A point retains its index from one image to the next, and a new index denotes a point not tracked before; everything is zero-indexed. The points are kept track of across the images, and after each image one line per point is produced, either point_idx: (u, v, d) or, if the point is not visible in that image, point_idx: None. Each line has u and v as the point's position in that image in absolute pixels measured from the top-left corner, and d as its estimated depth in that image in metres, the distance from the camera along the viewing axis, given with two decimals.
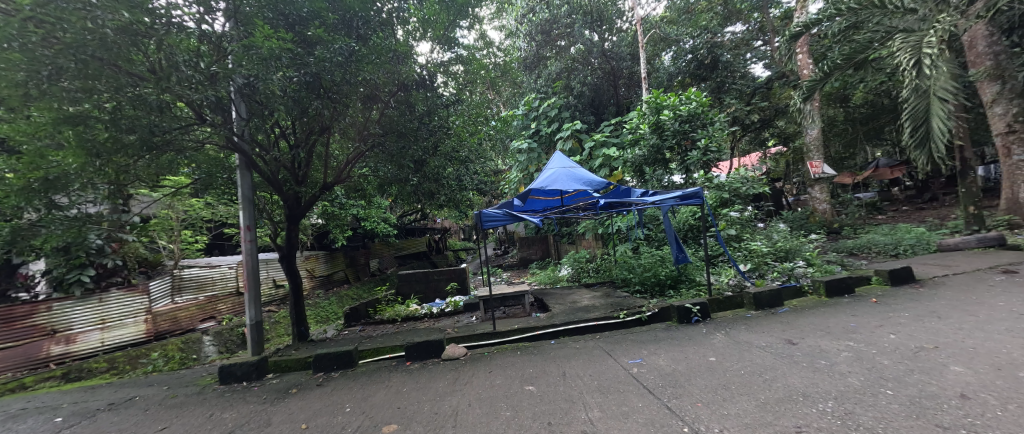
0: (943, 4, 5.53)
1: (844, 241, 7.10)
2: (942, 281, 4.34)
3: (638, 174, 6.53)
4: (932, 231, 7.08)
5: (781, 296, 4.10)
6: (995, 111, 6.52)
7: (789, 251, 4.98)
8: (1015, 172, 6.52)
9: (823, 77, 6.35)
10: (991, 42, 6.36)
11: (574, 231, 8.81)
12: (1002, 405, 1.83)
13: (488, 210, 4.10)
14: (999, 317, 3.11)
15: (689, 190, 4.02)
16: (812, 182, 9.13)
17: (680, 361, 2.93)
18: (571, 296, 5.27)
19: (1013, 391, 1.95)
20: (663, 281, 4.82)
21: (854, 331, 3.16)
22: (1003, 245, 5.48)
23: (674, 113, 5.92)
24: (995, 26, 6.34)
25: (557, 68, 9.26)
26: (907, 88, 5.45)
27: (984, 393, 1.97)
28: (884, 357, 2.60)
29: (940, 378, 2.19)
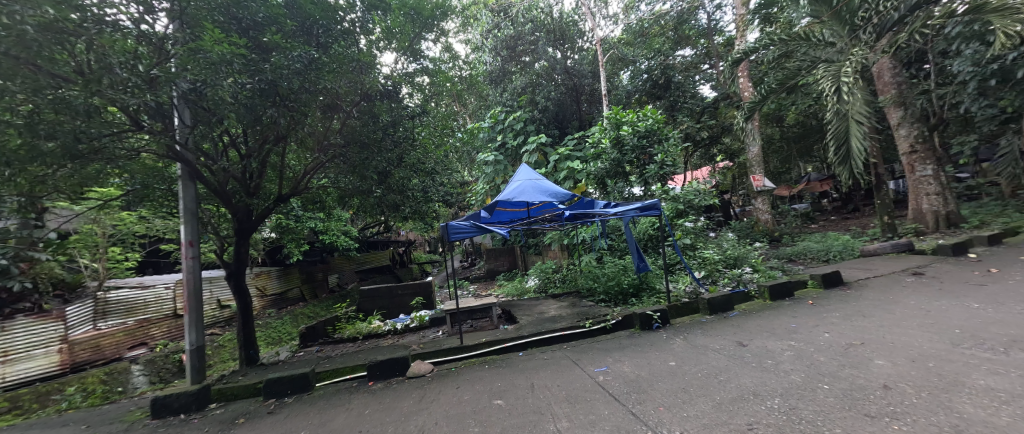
0: (856, 40, 6.38)
1: (783, 248, 7.75)
2: (864, 283, 4.86)
3: (600, 186, 6.79)
4: (855, 238, 7.92)
5: (732, 300, 4.37)
6: (901, 132, 7.45)
7: (738, 258, 5.35)
8: (919, 186, 7.44)
9: (761, 99, 7.07)
10: (894, 74, 7.35)
11: (540, 242, 8.94)
12: (917, 393, 2.07)
13: (455, 222, 4.03)
14: (911, 314, 3.53)
15: (647, 202, 4.18)
16: (755, 194, 9.92)
17: (643, 367, 3.03)
18: (538, 307, 5.29)
19: (925, 380, 2.22)
20: (625, 290, 4.97)
21: (794, 331, 3.44)
22: (912, 251, 6.24)
23: (632, 129, 6.23)
24: (897, 60, 7.37)
25: (521, 83, 9.50)
26: (831, 112, 6.13)
27: (902, 382, 2.23)
28: (820, 354, 2.86)
29: (867, 371, 2.45)
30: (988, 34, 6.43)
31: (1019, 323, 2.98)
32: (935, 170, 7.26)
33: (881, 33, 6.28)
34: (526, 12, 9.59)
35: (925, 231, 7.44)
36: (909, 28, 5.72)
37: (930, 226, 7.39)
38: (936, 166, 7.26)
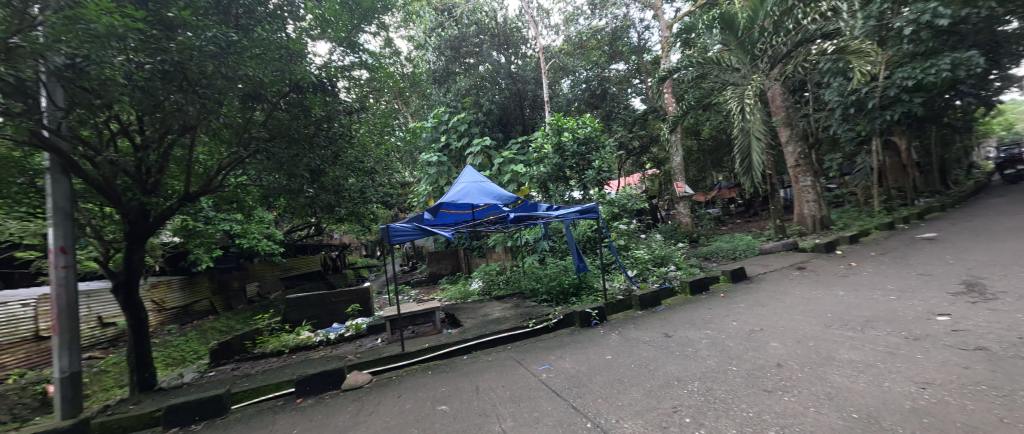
0: (755, 68, 7.23)
1: (701, 248, 8.68)
2: (763, 277, 5.64)
3: (542, 189, 6.99)
4: (755, 238, 9.15)
5: (660, 296, 4.79)
6: (789, 149, 8.76)
7: (664, 257, 5.86)
8: (802, 194, 8.81)
9: (682, 114, 7.89)
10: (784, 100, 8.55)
11: (483, 244, 8.93)
12: (802, 368, 2.46)
13: (397, 224, 3.84)
14: (797, 302, 4.18)
15: (586, 205, 4.50)
16: (678, 200, 11.00)
17: (583, 362, 3.19)
18: (481, 309, 5.28)
19: (807, 357, 2.65)
20: (566, 290, 5.17)
21: (710, 321, 3.88)
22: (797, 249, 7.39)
23: (572, 136, 6.53)
24: (785, 87, 8.67)
25: (465, 84, 9.48)
26: (737, 129, 7.03)
27: (791, 360, 2.63)
28: (730, 340, 3.26)
29: (765, 352, 2.85)
30: (848, 72, 7.89)
31: (870, 306, 3.70)
32: (812, 181, 8.67)
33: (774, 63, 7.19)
34: (470, 14, 9.59)
35: (806, 232, 8.85)
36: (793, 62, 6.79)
37: (810, 228, 8.78)
38: (812, 178, 8.68)
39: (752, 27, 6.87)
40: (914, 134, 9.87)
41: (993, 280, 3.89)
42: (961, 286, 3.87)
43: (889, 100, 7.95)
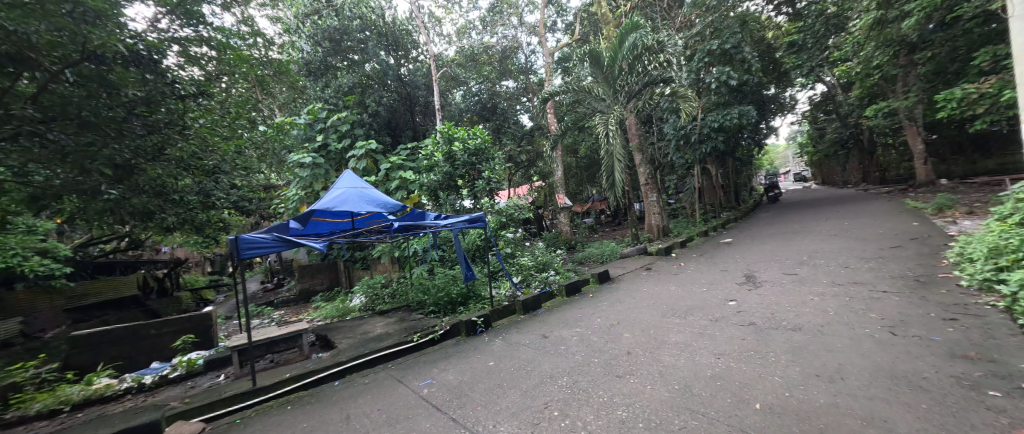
0: (619, 100, 8.46)
1: (577, 254, 9.66)
2: (623, 277, 6.57)
3: (433, 198, 6.86)
4: (618, 244, 10.61)
5: (540, 300, 5.15)
6: (642, 170, 10.17)
7: (546, 263, 6.33)
8: (651, 207, 10.08)
9: (562, 133, 8.81)
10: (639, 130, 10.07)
11: (367, 255, 8.30)
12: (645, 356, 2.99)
13: (249, 235, 3.26)
14: (645, 297, 5.00)
15: (475, 215, 4.56)
16: (559, 210, 12.10)
17: (465, 372, 3.21)
18: (361, 327, 4.87)
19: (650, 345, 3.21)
20: (454, 299, 5.13)
21: (580, 319, 4.35)
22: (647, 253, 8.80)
23: (461, 145, 6.59)
24: (640, 118, 10.38)
25: (348, 81, 8.75)
26: (604, 151, 8.17)
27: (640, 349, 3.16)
28: (595, 335, 3.72)
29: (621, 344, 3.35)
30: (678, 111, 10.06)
31: (692, 296, 4.67)
32: (657, 198, 10.06)
33: (632, 97, 8.51)
34: (354, 6, 8.93)
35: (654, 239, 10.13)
36: (644, 100, 8.19)
37: (656, 236, 10.08)
38: (656, 196, 10.09)
39: (614, 65, 8.05)
40: (721, 162, 12.94)
41: (763, 272, 5.34)
42: (746, 277, 5.20)
43: (703, 136, 10.45)
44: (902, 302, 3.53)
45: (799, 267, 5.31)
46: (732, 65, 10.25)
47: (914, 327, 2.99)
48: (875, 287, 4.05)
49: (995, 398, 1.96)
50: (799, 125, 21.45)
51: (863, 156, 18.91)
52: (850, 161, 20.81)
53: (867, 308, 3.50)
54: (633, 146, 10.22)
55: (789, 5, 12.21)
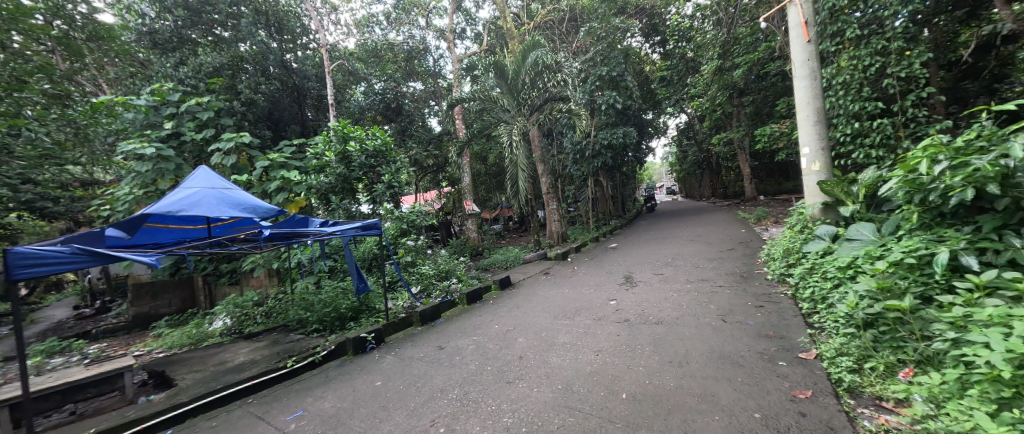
0: (523, 112, 8.83)
1: (483, 260, 9.72)
2: (523, 282, 6.79)
3: (323, 201, 6.23)
4: (522, 250, 10.94)
5: (439, 309, 5.04)
6: (544, 180, 10.76)
7: (448, 271, 6.22)
8: (551, 215, 10.74)
9: (467, 140, 8.89)
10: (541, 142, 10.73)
11: (238, 267, 7.13)
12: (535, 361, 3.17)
13: (30, 247, 2.40)
14: (541, 301, 5.24)
15: (368, 221, 4.29)
16: (466, 217, 12.08)
17: (346, 397, 2.93)
18: (220, 355, 4.12)
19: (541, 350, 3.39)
20: (343, 315, 4.69)
21: (478, 326, 4.37)
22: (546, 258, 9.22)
23: (357, 145, 6.08)
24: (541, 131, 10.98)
25: (214, 60, 7.48)
26: (508, 160, 8.45)
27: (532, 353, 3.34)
28: (491, 342, 3.78)
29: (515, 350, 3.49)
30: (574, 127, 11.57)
31: (581, 298, 5.05)
32: (557, 206, 10.76)
33: (534, 110, 8.98)
34: None
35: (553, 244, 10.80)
36: (545, 114, 8.71)
37: (556, 241, 10.79)
38: (557, 203, 10.79)
39: (517, 78, 8.47)
40: (610, 176, 14.44)
41: (639, 273, 6.06)
42: (625, 278, 5.83)
43: (595, 152, 11.94)
44: (732, 293, 4.35)
45: (665, 267, 6.16)
46: (617, 90, 11.60)
47: (739, 314, 3.71)
48: (716, 282, 4.91)
49: (782, 366, 2.64)
50: (667, 147, 25.39)
51: (714, 176, 23.10)
52: (705, 180, 25.24)
53: (709, 300, 4.22)
54: (536, 157, 10.74)
55: (662, 45, 14.42)
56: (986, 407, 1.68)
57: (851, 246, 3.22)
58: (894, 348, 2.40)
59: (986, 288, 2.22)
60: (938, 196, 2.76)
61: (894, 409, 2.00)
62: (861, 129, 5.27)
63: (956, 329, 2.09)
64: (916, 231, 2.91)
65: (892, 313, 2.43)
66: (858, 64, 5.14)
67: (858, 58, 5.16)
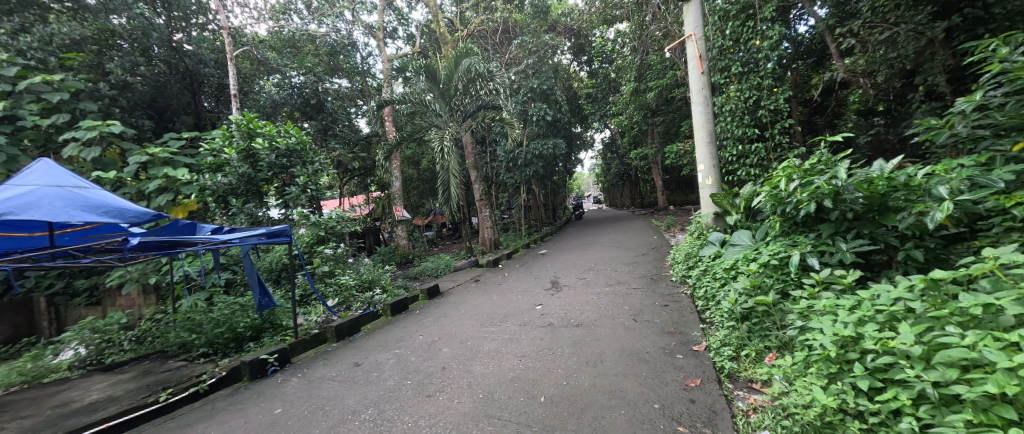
0: (455, 117, 8.74)
1: (412, 269, 9.32)
2: (452, 290, 6.62)
3: (221, 205, 5.49)
4: (453, 257, 10.70)
5: (359, 323, 4.73)
6: (477, 186, 10.70)
7: (371, 281, 5.83)
8: (484, 222, 10.70)
9: (396, 143, 8.53)
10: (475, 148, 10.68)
11: (104, 283, 5.93)
12: (456, 371, 3.09)
13: None
14: (469, 308, 5.15)
15: (275, 228, 3.95)
16: (396, 223, 11.54)
17: (236, 430, 2.55)
18: (66, 394, 3.35)
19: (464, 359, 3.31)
20: (241, 335, 4.12)
21: (400, 339, 4.17)
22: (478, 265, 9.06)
23: (264, 142, 5.45)
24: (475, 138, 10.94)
25: (75, 32, 6.22)
26: (439, 165, 8.27)
27: (454, 363, 3.25)
28: (413, 354, 3.62)
29: (437, 361, 3.36)
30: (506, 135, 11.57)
31: (508, 304, 5.07)
32: (491, 213, 10.76)
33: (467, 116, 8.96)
34: None
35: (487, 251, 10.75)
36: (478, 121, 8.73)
37: (489, 248, 10.68)
38: (490, 210, 10.80)
39: (450, 83, 8.38)
40: (542, 184, 14.91)
41: (564, 278, 6.27)
42: (551, 283, 5.99)
43: (527, 161, 12.25)
44: (644, 294, 4.69)
45: (588, 272, 6.47)
46: (548, 102, 12.07)
47: (648, 313, 3.99)
48: (631, 285, 5.26)
49: (679, 358, 2.92)
50: (592, 160, 27.12)
51: (633, 188, 25.15)
52: (626, 192, 27.37)
53: (624, 302, 4.49)
54: (469, 163, 10.66)
55: (588, 64, 15.42)
56: (826, 383, 1.85)
57: (732, 250, 3.55)
58: (762, 336, 2.74)
59: (825, 282, 2.54)
60: (793, 208, 3.05)
61: (760, 389, 2.36)
62: (742, 152, 6.05)
63: (802, 319, 2.33)
64: (778, 238, 3.28)
65: (760, 306, 2.77)
66: (740, 96, 5.89)
67: (739, 92, 5.92)
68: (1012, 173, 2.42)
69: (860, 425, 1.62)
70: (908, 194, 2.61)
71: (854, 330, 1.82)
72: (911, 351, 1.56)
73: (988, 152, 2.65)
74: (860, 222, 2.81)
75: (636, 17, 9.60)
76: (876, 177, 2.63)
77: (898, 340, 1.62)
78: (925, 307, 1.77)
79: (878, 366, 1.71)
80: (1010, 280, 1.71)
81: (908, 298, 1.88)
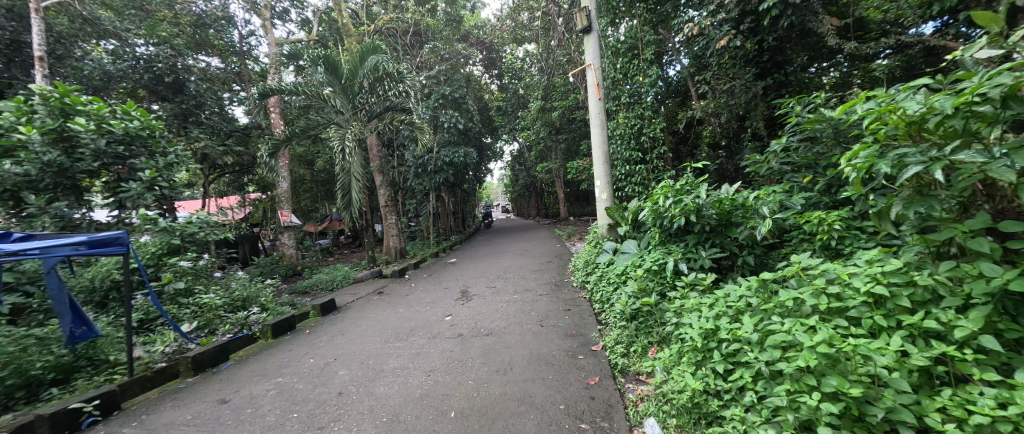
0: (358, 116, 8.14)
1: (300, 282, 8.27)
2: (349, 304, 6.04)
3: (12, 203, 4.08)
4: (352, 267, 9.77)
5: (227, 350, 4.05)
6: (381, 191, 10.07)
7: (246, 298, 4.98)
8: (390, 229, 10.10)
9: (285, 139, 7.54)
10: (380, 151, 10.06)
11: None
12: (354, 396, 2.86)
13: None
14: (369, 323, 4.78)
15: (102, 235, 3.12)
16: (282, 230, 10.15)
17: None
18: None
19: (363, 381, 3.09)
20: (39, 379, 3.11)
21: (284, 366, 3.68)
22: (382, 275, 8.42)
23: (89, 123, 4.26)
24: (381, 140, 10.30)
25: None
26: (338, 167, 7.57)
27: (352, 387, 3.01)
28: (300, 382, 3.24)
29: (330, 387, 3.06)
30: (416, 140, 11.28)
31: (413, 316, 4.85)
32: (396, 220, 10.20)
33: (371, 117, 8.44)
34: None
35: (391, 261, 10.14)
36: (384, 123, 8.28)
37: (393, 257, 10.07)
38: (396, 217, 10.23)
39: (353, 80, 7.79)
40: (451, 192, 14.71)
41: (474, 287, 6.25)
42: (461, 293, 5.90)
43: (437, 167, 11.99)
44: (548, 300, 4.96)
45: (496, 281, 6.57)
46: (459, 110, 12.10)
47: (553, 318, 4.24)
48: (537, 292, 5.51)
49: (579, 359, 3.16)
50: (499, 170, 27.88)
51: (538, 199, 26.60)
52: (531, 202, 28.81)
53: (530, 308, 4.70)
54: (373, 167, 9.98)
55: (499, 78, 15.92)
56: (695, 369, 2.22)
57: (623, 257, 4.01)
58: (646, 333, 3.15)
59: (691, 284, 3.03)
60: (668, 222, 3.58)
61: (645, 380, 2.71)
62: (629, 172, 6.92)
63: (676, 316, 2.76)
64: (658, 247, 3.82)
65: (645, 307, 3.18)
66: (628, 123, 6.76)
67: (628, 119, 6.80)
68: (802, 199, 3.28)
69: (718, 402, 1.99)
70: (745, 212, 3.30)
71: (713, 323, 2.23)
72: (751, 338, 1.98)
73: (792, 183, 3.55)
74: (714, 234, 3.46)
75: (543, 41, 10.30)
76: (724, 198, 3.27)
77: (743, 329, 2.03)
78: (758, 302, 2.26)
79: (729, 352, 2.11)
80: (808, 278, 2.29)
81: (748, 294, 2.36)
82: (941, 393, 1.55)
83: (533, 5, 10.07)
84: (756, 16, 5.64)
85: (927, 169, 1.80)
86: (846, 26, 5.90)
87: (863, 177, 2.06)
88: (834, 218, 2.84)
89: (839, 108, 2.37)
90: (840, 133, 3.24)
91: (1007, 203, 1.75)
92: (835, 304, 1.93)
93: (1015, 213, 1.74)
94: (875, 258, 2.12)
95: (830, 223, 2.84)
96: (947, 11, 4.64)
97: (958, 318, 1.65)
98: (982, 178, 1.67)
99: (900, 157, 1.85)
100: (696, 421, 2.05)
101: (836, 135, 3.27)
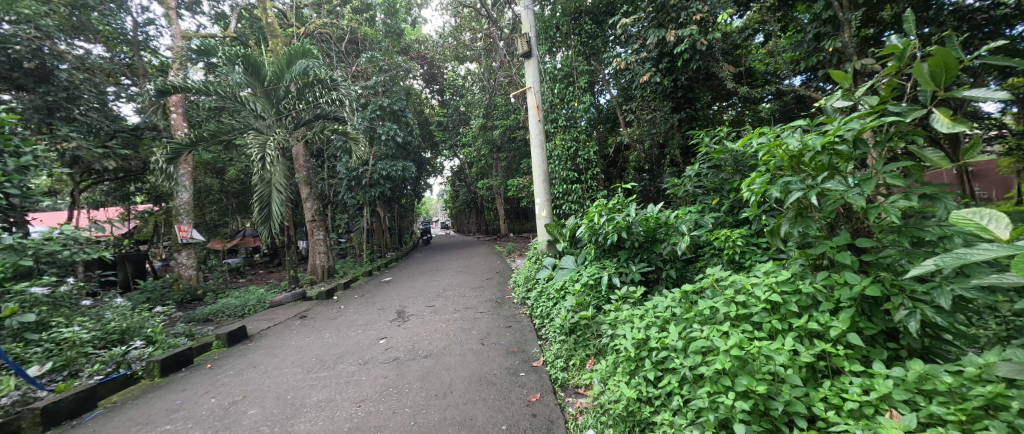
0: (281, 122, 7.48)
1: (201, 308, 7.13)
2: (263, 331, 5.33)
3: None
4: (268, 289, 8.72)
5: (94, 396, 3.31)
6: (308, 204, 9.24)
7: (126, 330, 4.14)
8: (316, 246, 9.25)
9: (189, 143, 6.61)
10: (307, 161, 9.27)
11: None
12: None
13: None
14: (287, 353, 4.25)
15: None
16: (180, 247, 8.77)
17: None
18: None
19: (280, 418, 2.76)
20: None
21: (175, 409, 3.12)
22: (305, 297, 7.59)
23: None
24: (308, 149, 9.50)
25: None
26: (257, 177, 6.82)
27: (264, 426, 2.67)
28: (196, 428, 2.78)
29: (236, 429, 2.67)
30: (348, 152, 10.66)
31: (340, 342, 4.43)
32: (325, 236, 9.40)
33: (298, 124, 7.81)
34: None
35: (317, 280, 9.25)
36: (313, 131, 7.72)
37: (319, 277, 9.23)
38: (324, 233, 9.42)
39: (278, 83, 7.20)
40: (388, 207, 14.09)
41: (411, 307, 5.94)
42: (397, 314, 5.56)
43: (372, 181, 11.45)
44: (489, 318, 4.91)
45: (436, 299, 6.31)
46: (398, 123, 11.75)
47: (494, 335, 4.20)
48: (477, 309, 5.41)
49: (521, 376, 3.16)
50: (438, 185, 27.51)
51: (479, 216, 26.65)
52: (472, 218, 28.72)
53: (470, 326, 4.59)
54: (297, 178, 9.14)
55: (439, 94, 15.87)
56: (628, 378, 2.34)
57: (562, 273, 4.14)
58: (585, 345, 3.25)
59: (623, 297, 3.23)
60: (603, 238, 3.78)
61: (584, 393, 2.79)
62: (566, 191, 7.23)
63: (611, 328, 2.91)
64: (593, 262, 4.00)
65: (583, 321, 3.30)
66: (564, 144, 7.10)
67: (563, 141, 7.14)
68: (712, 219, 3.71)
69: (650, 408, 2.11)
70: (666, 229, 3.61)
71: (646, 333, 2.36)
72: (677, 346, 2.14)
73: (705, 204, 4.00)
74: (642, 249, 3.74)
75: (486, 61, 10.48)
76: (650, 216, 3.57)
77: (670, 338, 2.20)
78: (682, 311, 2.49)
79: (659, 361, 2.25)
80: (719, 288, 2.57)
81: (673, 305, 2.58)
82: (823, 384, 1.83)
83: (475, 26, 10.32)
84: (670, 57, 6.40)
85: (805, 195, 2.14)
86: (740, 73, 6.97)
87: (759, 200, 2.37)
88: (737, 235, 3.23)
89: (740, 140, 2.75)
90: (739, 162, 3.77)
91: (860, 224, 2.16)
92: (741, 310, 2.20)
93: (865, 231, 2.16)
94: (770, 270, 2.46)
95: (734, 239, 3.23)
96: (810, 68, 5.74)
97: (832, 319, 1.96)
98: (843, 203, 2.05)
99: (786, 184, 2.18)
100: (631, 429, 2.15)
101: (736, 164, 3.77)
